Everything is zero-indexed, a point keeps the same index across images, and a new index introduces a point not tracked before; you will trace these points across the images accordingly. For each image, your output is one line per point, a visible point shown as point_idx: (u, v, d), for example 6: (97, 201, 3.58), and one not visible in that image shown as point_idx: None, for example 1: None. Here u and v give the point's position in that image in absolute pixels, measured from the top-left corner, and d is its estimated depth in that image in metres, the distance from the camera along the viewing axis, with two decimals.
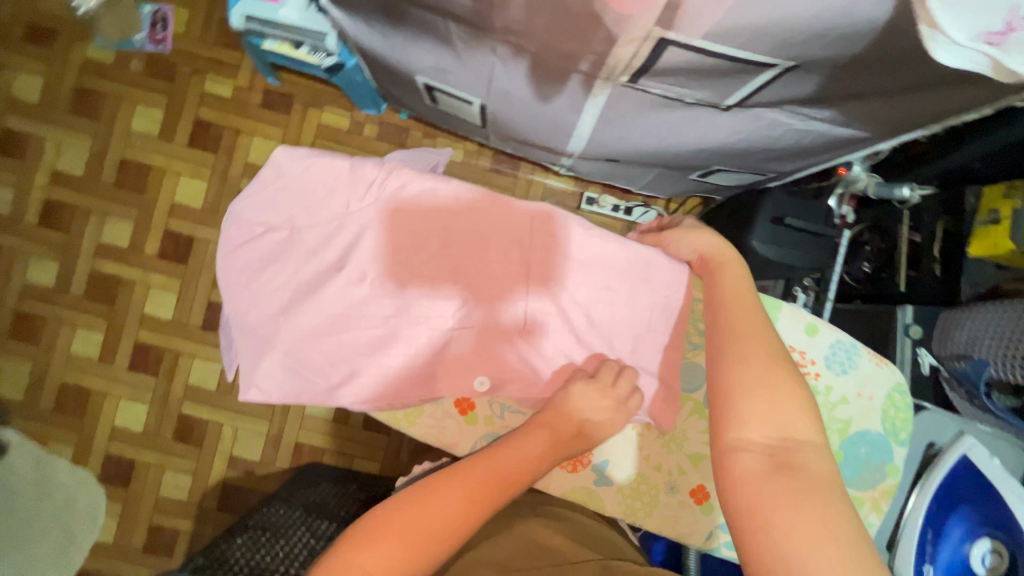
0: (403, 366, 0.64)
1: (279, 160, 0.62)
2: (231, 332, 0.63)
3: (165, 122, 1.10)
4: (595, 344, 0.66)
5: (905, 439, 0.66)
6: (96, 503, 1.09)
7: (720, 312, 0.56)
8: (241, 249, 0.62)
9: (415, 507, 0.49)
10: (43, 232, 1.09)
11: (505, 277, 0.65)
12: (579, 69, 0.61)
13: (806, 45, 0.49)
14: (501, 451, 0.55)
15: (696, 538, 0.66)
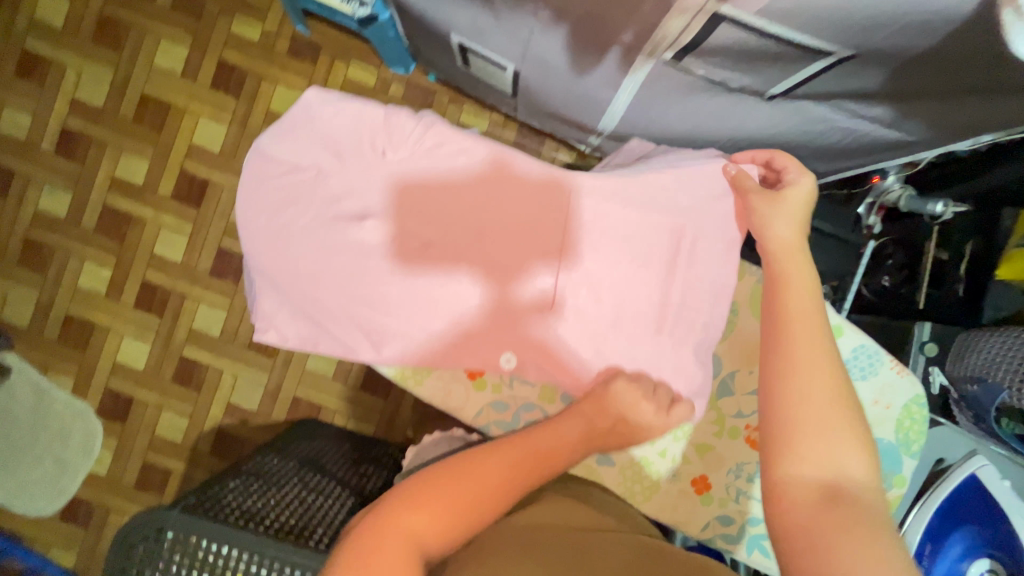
0: (423, 326, 0.62)
1: (311, 102, 0.61)
2: (249, 275, 0.62)
3: (189, 61, 1.08)
4: (625, 321, 0.64)
5: (917, 451, 0.66)
6: (92, 435, 1.10)
7: (782, 335, 0.54)
8: (266, 187, 0.61)
9: (456, 473, 0.48)
10: (57, 160, 1.08)
11: (535, 242, 0.64)
12: (621, 40, 0.58)
13: (866, 33, 0.46)
14: (541, 433, 0.55)
15: (691, 527, 0.66)
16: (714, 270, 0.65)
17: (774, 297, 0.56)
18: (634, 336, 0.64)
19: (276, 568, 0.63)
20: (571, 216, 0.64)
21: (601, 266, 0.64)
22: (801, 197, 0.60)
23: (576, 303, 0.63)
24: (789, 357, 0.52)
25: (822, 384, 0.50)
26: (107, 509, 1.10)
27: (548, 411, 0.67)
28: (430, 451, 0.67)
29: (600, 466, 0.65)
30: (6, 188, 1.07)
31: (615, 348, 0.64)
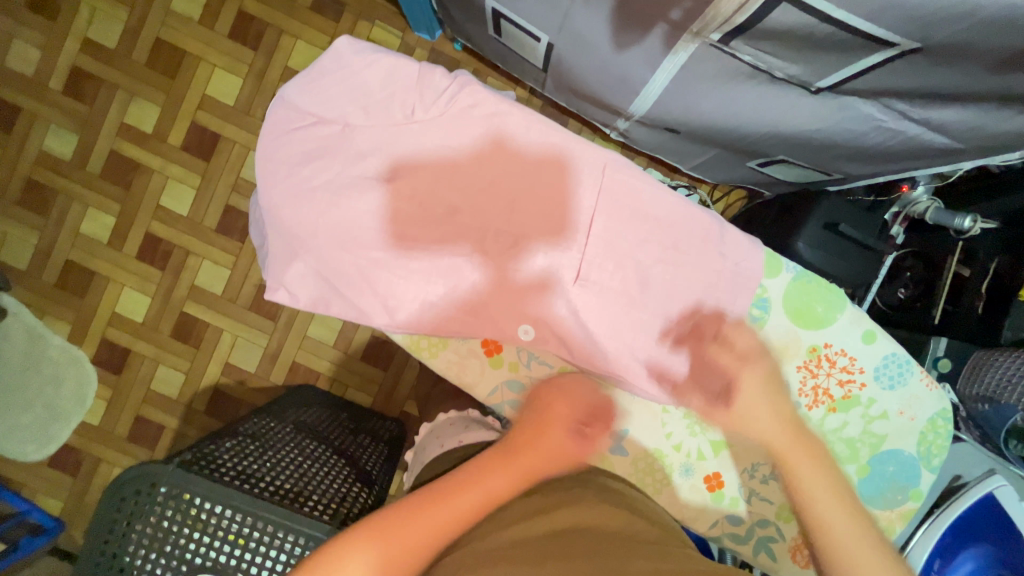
0: (442, 296, 0.61)
1: (342, 50, 0.58)
2: (263, 227, 0.59)
3: (208, 8, 1.04)
4: (651, 307, 0.62)
5: (938, 466, 0.64)
6: (85, 385, 1.08)
7: (815, 515, 0.52)
8: (288, 136, 0.59)
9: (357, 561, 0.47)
10: (65, 100, 1.04)
11: (563, 216, 0.61)
12: (668, 17, 0.55)
13: (935, 22, 0.43)
14: (460, 491, 0.52)
15: (700, 524, 0.65)
16: (748, 258, 0.63)
17: (795, 483, 0.55)
18: (658, 320, 0.62)
19: (270, 531, 0.63)
20: (602, 191, 0.61)
21: (629, 246, 0.61)
22: (755, 389, 0.60)
23: (600, 280, 0.61)
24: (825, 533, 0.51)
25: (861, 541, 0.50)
26: (97, 459, 1.09)
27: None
28: (445, 431, 0.66)
29: (613, 454, 0.64)
30: (10, 124, 1.04)
31: (637, 332, 0.62)
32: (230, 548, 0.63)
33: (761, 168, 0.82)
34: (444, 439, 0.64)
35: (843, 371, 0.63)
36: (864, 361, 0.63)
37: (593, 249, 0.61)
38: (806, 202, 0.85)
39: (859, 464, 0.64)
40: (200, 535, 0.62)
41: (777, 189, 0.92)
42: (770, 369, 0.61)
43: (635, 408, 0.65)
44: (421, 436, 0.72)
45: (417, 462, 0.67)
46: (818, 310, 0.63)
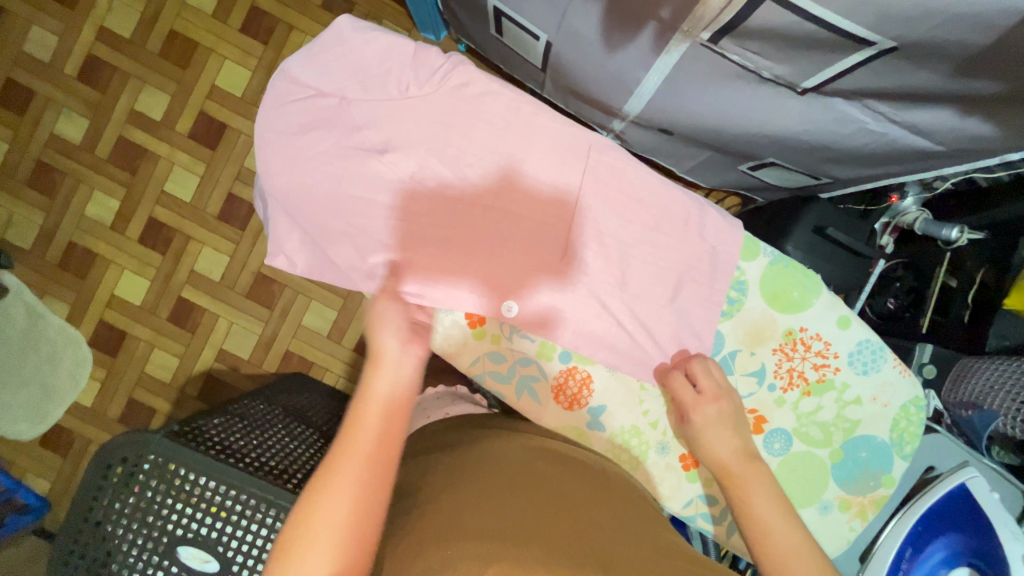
0: (429, 266, 0.61)
1: (342, 27, 0.60)
2: (264, 199, 0.62)
3: (221, 2, 1.07)
4: (635, 286, 0.63)
5: (909, 453, 0.64)
6: (79, 366, 1.09)
7: (761, 538, 0.50)
8: (289, 107, 0.61)
9: (313, 539, 0.41)
10: (79, 86, 1.07)
11: (554, 198, 0.62)
12: (658, 16, 0.57)
13: (908, 19, 0.46)
14: (359, 420, 0.47)
15: (673, 502, 0.64)
16: (729, 239, 0.64)
17: (742, 509, 0.52)
18: (641, 299, 0.63)
19: (252, 504, 0.63)
20: (589, 171, 0.63)
21: (614, 224, 0.63)
22: (708, 426, 0.57)
23: (586, 257, 0.63)
24: (767, 549, 0.49)
25: (799, 543, 0.49)
26: (87, 440, 1.10)
27: (545, 368, 0.64)
28: (431, 404, 0.69)
29: (589, 429, 0.64)
30: (25, 107, 1.07)
31: (620, 310, 0.63)
32: (213, 521, 0.64)
33: (752, 172, 0.84)
34: (430, 410, 0.67)
35: (818, 355, 0.64)
36: (838, 346, 0.64)
37: (579, 227, 0.63)
38: (796, 205, 0.86)
39: (833, 449, 0.64)
40: (183, 506, 0.63)
41: (770, 195, 0.93)
42: (734, 405, 0.59)
43: (611, 386, 0.64)
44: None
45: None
46: (794, 295, 0.64)
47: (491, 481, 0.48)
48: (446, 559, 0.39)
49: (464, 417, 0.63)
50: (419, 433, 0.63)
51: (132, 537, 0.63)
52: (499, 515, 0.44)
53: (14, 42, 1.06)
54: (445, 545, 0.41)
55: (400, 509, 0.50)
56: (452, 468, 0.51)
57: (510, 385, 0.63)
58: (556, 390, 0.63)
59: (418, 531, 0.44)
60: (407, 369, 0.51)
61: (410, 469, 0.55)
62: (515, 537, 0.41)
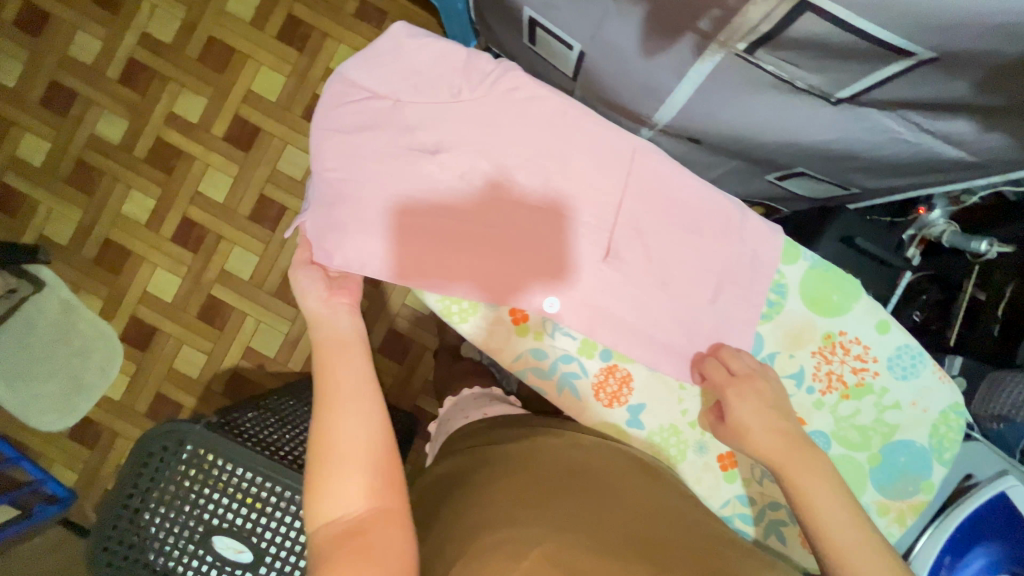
0: (473, 260, 0.63)
1: (398, 34, 0.63)
2: (311, 189, 0.64)
3: (259, 11, 1.11)
4: (673, 285, 0.64)
5: (949, 459, 0.64)
6: (110, 360, 1.11)
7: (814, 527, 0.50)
8: (342, 108, 0.63)
9: (342, 466, 0.49)
10: (120, 89, 1.11)
11: (596, 202, 0.64)
12: (697, 27, 0.59)
13: (955, 31, 0.46)
14: (326, 364, 0.55)
15: (712, 502, 0.64)
16: (769, 243, 0.65)
17: (801, 499, 0.51)
18: (679, 297, 0.64)
19: (287, 496, 0.65)
20: (631, 175, 0.64)
21: (654, 225, 0.64)
22: (752, 415, 0.57)
23: (627, 256, 0.64)
24: (828, 538, 0.48)
25: (854, 527, 0.49)
26: (115, 433, 1.12)
27: (586, 365, 0.64)
28: (469, 404, 0.71)
29: (628, 428, 0.64)
30: (67, 108, 1.11)
31: (659, 309, 0.64)
32: (247, 512, 0.65)
33: (779, 181, 0.85)
34: (469, 410, 0.68)
35: (857, 359, 0.64)
36: (877, 351, 0.64)
37: (620, 228, 0.64)
38: (823, 216, 0.86)
39: (871, 452, 0.64)
40: (219, 496, 0.65)
41: (795, 206, 0.93)
42: (773, 389, 0.59)
43: (651, 385, 0.65)
44: (445, 410, 0.76)
45: (441, 432, 0.71)
46: (834, 299, 0.64)
47: (542, 470, 0.50)
48: (497, 543, 0.41)
49: (502, 415, 0.63)
50: (460, 429, 0.64)
51: (169, 525, 0.64)
52: (547, 506, 0.45)
53: (60, 45, 1.11)
54: (502, 530, 0.43)
55: (451, 494, 0.51)
56: (504, 458, 0.52)
57: (552, 381, 0.64)
58: (596, 387, 0.64)
59: (476, 516, 0.45)
60: (342, 313, 0.59)
61: (465, 456, 0.56)
62: (562, 524, 0.43)
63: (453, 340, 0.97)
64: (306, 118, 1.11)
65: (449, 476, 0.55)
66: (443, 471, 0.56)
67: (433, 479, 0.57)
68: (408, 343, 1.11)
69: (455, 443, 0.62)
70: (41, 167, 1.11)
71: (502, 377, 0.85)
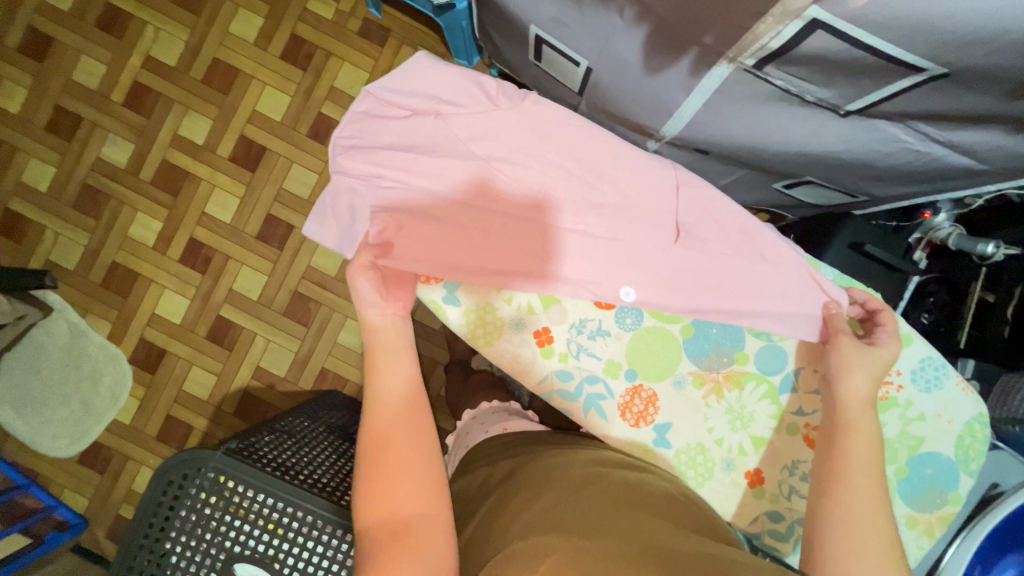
0: (495, 259, 0.64)
1: (416, 61, 0.64)
2: (331, 188, 0.65)
3: (261, 31, 1.12)
4: (693, 287, 0.65)
5: (975, 470, 0.64)
6: (121, 383, 1.11)
7: (827, 493, 0.52)
8: (369, 124, 0.64)
9: (381, 473, 0.49)
10: (125, 111, 1.11)
11: (615, 220, 0.66)
12: (701, 41, 0.59)
13: (963, 47, 0.47)
14: (377, 368, 0.56)
15: (740, 519, 0.65)
16: (789, 255, 0.65)
17: (827, 472, 0.53)
18: (698, 297, 0.65)
19: (310, 522, 0.65)
20: (653, 194, 0.66)
21: (691, 232, 0.66)
22: (889, 358, 0.59)
23: (649, 255, 0.65)
24: (831, 511, 0.51)
25: (869, 504, 0.50)
26: (125, 456, 1.11)
27: (611, 386, 0.65)
28: (487, 418, 0.71)
29: (655, 447, 0.64)
30: (73, 132, 1.11)
31: (719, 303, 0.65)
32: (269, 538, 0.65)
33: (788, 190, 0.85)
34: (487, 425, 0.68)
35: None
36: (901, 364, 0.64)
37: (643, 231, 0.65)
38: (830, 223, 0.86)
39: (898, 465, 0.64)
40: (241, 522, 0.65)
41: (803, 213, 0.94)
42: (883, 357, 0.59)
43: (679, 406, 0.65)
44: (462, 424, 0.77)
45: (459, 446, 0.71)
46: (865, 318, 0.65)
47: (563, 482, 0.50)
48: (516, 551, 0.42)
49: (524, 432, 0.63)
50: (478, 447, 0.64)
51: (190, 554, 0.64)
52: (575, 513, 0.46)
53: (64, 70, 1.11)
54: (530, 537, 0.43)
55: (483, 506, 0.52)
56: (530, 467, 0.53)
57: (578, 404, 0.65)
58: (622, 407, 0.65)
59: (508, 526, 0.46)
60: (393, 325, 0.58)
61: (492, 467, 0.57)
62: (581, 530, 0.44)
63: (464, 354, 0.97)
64: (311, 136, 1.11)
65: (480, 489, 0.55)
66: (471, 487, 0.57)
67: (460, 494, 0.58)
68: (419, 358, 1.10)
69: (477, 458, 0.62)
70: (47, 192, 1.11)
71: (515, 391, 0.85)
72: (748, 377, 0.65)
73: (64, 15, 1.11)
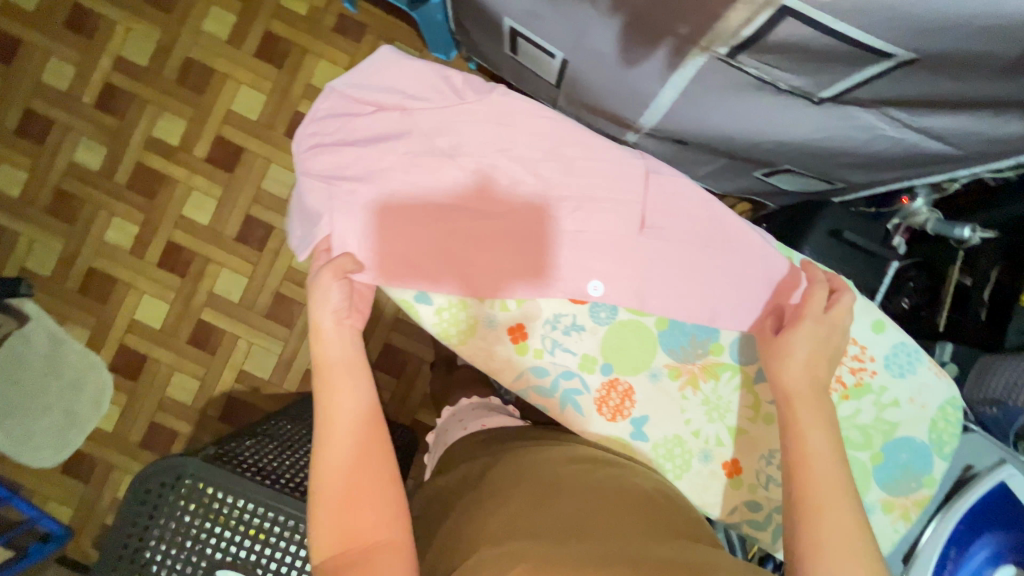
0: (466, 256, 0.64)
1: (381, 56, 0.64)
2: (298, 192, 0.63)
3: (235, 29, 1.09)
4: (665, 279, 0.65)
5: (949, 454, 0.65)
6: (102, 392, 1.09)
7: (795, 487, 0.50)
8: (333, 120, 0.64)
9: (338, 497, 0.48)
10: (97, 114, 1.09)
11: (589, 212, 0.65)
12: (675, 32, 0.59)
13: (932, 32, 0.47)
14: (329, 385, 0.53)
15: (718, 510, 0.65)
16: (760, 246, 0.65)
17: (792, 463, 0.51)
18: (672, 290, 0.65)
19: (292, 526, 0.65)
20: (629, 185, 0.65)
21: (659, 224, 0.65)
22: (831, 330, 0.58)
23: (622, 247, 0.65)
24: (804, 505, 0.49)
25: (836, 493, 0.49)
26: (108, 464, 1.10)
27: (587, 381, 0.65)
28: (466, 415, 0.70)
29: (633, 441, 0.65)
30: (44, 136, 1.08)
31: (690, 297, 0.65)
32: (250, 543, 0.65)
33: (767, 178, 0.85)
34: (466, 421, 0.68)
35: (855, 359, 0.64)
36: (874, 350, 0.65)
37: (616, 224, 0.65)
38: (810, 211, 0.86)
39: (873, 451, 0.65)
40: (222, 528, 0.64)
41: (784, 201, 0.94)
42: (826, 335, 0.57)
43: (655, 399, 0.65)
44: (444, 420, 0.76)
45: (439, 443, 0.71)
46: None
47: (535, 484, 0.50)
48: (486, 558, 0.42)
49: (503, 428, 0.63)
50: (458, 444, 0.64)
51: (170, 562, 0.63)
52: (545, 517, 0.46)
53: (33, 73, 1.08)
54: (501, 544, 0.43)
55: (462, 502, 0.52)
56: (501, 470, 0.52)
57: (555, 399, 0.65)
58: (599, 402, 0.65)
59: (481, 529, 0.46)
60: (347, 338, 0.56)
61: (470, 465, 0.56)
62: (552, 536, 0.43)
63: (449, 351, 0.96)
64: (289, 135, 1.10)
65: (457, 488, 0.55)
66: (448, 484, 0.57)
67: (437, 492, 0.57)
68: (404, 358, 1.10)
69: (456, 456, 0.61)
70: (19, 199, 1.09)
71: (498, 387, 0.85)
72: (723, 368, 0.65)
73: (31, 16, 1.08)
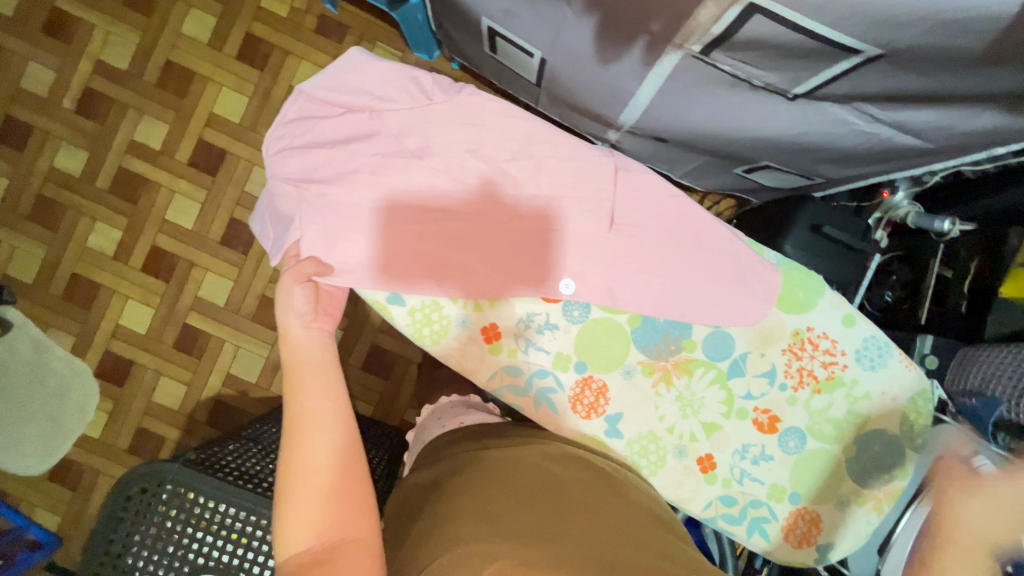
0: (438, 257, 0.64)
1: (351, 58, 0.64)
2: (268, 195, 0.63)
3: (215, 31, 1.09)
4: (636, 276, 0.65)
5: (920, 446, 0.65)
6: (88, 398, 1.08)
7: None
8: (305, 122, 0.64)
9: (308, 495, 0.49)
10: (78, 119, 1.08)
11: (564, 211, 0.65)
12: (648, 29, 0.59)
13: (898, 28, 0.48)
14: (298, 385, 0.53)
15: (695, 505, 0.65)
16: (729, 243, 0.66)
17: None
18: (644, 287, 0.65)
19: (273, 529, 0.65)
20: (602, 184, 0.66)
21: (630, 222, 0.66)
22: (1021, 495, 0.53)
23: (595, 245, 0.65)
24: None
25: None
26: (96, 471, 1.09)
27: (561, 379, 0.65)
28: (446, 413, 0.70)
29: (607, 439, 0.65)
30: (24, 142, 1.08)
31: (660, 294, 0.65)
32: (232, 548, 0.65)
33: (746, 174, 0.85)
34: (445, 420, 0.68)
35: (826, 353, 0.65)
36: (845, 344, 0.66)
37: (591, 222, 0.65)
38: (791, 206, 0.86)
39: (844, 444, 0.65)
40: (204, 533, 0.64)
41: (766, 197, 0.94)
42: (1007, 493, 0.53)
43: (627, 395, 0.65)
44: (422, 419, 0.76)
45: (418, 442, 0.71)
46: (800, 295, 0.66)
47: (510, 483, 0.50)
48: (456, 559, 0.42)
49: (478, 426, 0.63)
50: (437, 441, 0.64)
51: (152, 569, 0.63)
52: (519, 519, 0.46)
53: (12, 78, 1.07)
54: (469, 543, 0.43)
55: (434, 498, 0.52)
56: (474, 470, 0.52)
57: (529, 397, 0.65)
58: (573, 400, 0.65)
59: (452, 525, 0.46)
60: (316, 339, 0.57)
61: (445, 462, 0.56)
62: (527, 538, 0.44)
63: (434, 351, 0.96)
64: None
65: (429, 485, 0.54)
66: (421, 482, 0.56)
67: (410, 489, 0.57)
68: (391, 359, 1.09)
69: (433, 454, 0.61)
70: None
71: None
72: (696, 364, 0.65)
73: (8, 21, 1.07)
